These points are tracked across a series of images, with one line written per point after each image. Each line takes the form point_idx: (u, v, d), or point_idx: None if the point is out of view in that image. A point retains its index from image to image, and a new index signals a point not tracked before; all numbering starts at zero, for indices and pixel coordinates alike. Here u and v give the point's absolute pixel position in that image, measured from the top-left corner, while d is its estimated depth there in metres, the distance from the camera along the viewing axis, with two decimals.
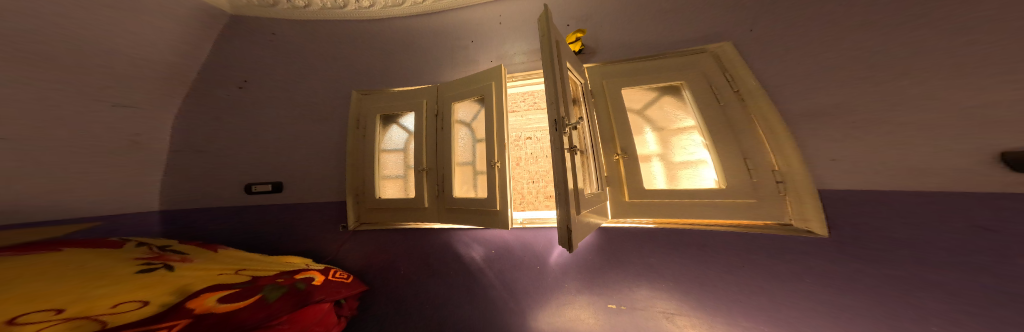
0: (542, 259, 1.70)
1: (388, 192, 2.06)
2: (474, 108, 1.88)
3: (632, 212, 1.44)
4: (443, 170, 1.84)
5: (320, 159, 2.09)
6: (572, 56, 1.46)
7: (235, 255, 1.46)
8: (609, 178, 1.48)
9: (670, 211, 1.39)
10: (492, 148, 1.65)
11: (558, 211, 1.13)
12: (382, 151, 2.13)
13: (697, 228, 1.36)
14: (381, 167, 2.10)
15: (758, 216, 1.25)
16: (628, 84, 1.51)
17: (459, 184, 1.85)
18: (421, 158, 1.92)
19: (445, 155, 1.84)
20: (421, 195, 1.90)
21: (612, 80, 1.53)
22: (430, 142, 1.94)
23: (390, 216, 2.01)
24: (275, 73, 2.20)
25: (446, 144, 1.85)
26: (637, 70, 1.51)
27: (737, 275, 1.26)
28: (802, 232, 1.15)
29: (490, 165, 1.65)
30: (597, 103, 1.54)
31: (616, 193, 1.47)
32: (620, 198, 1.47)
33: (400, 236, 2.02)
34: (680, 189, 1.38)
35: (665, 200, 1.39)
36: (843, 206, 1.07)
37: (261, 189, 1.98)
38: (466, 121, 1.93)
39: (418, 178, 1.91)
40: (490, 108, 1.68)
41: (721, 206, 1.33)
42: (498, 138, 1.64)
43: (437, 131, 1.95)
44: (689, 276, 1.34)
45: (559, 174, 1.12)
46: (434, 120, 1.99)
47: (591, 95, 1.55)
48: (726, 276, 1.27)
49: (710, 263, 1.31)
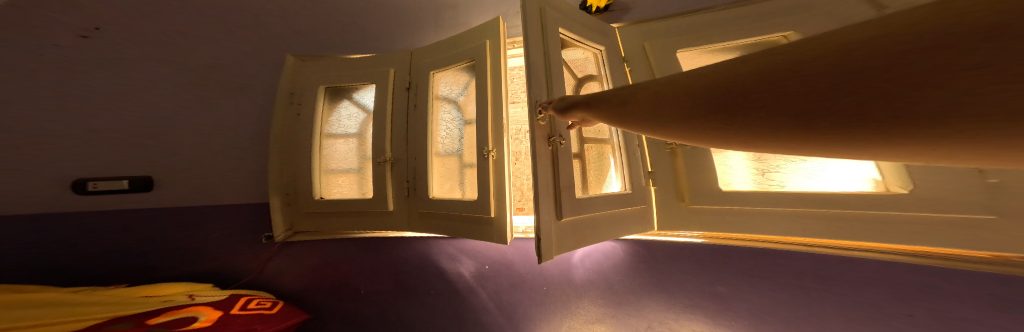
0: (549, 271, 1.35)
1: (335, 190, 1.51)
2: (460, 80, 1.41)
3: (653, 215, 1.25)
4: (415, 162, 1.35)
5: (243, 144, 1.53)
6: (587, 18, 1.21)
7: (63, 299, 0.94)
8: (649, 175, 1.23)
9: (716, 216, 1.15)
10: (481, 132, 1.23)
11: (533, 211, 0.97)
12: (326, 135, 1.57)
13: (735, 232, 1.15)
14: (323, 157, 1.54)
15: (827, 228, 1.04)
16: (675, 47, 1.17)
17: (439, 180, 1.37)
18: (379, 146, 1.40)
19: (418, 142, 1.35)
20: (382, 196, 1.39)
21: (654, 42, 1.20)
22: (397, 123, 1.43)
23: (336, 224, 1.48)
24: (161, 8, 1.49)
25: (420, 126, 1.36)
26: (685, 33, 1.18)
27: (898, 321, 0.89)
28: (1000, 266, 0.95)
29: (482, 156, 1.21)
30: (620, 78, 1.21)
31: (648, 195, 1.23)
32: (659, 198, 1.24)
33: (360, 248, 1.55)
34: (722, 193, 1.14)
35: (713, 204, 1.15)
36: (870, 210, 0.99)
37: (106, 187, 1.31)
38: (450, 97, 1.45)
39: (377, 171, 1.39)
40: (480, 77, 1.25)
41: (793, 214, 1.07)
42: (492, 116, 1.21)
43: (409, 108, 1.44)
44: (804, 317, 0.95)
45: (541, 172, 0.99)
46: (405, 94, 1.48)
47: (617, 68, 1.21)
48: (873, 323, 0.89)
49: (829, 300, 0.98)
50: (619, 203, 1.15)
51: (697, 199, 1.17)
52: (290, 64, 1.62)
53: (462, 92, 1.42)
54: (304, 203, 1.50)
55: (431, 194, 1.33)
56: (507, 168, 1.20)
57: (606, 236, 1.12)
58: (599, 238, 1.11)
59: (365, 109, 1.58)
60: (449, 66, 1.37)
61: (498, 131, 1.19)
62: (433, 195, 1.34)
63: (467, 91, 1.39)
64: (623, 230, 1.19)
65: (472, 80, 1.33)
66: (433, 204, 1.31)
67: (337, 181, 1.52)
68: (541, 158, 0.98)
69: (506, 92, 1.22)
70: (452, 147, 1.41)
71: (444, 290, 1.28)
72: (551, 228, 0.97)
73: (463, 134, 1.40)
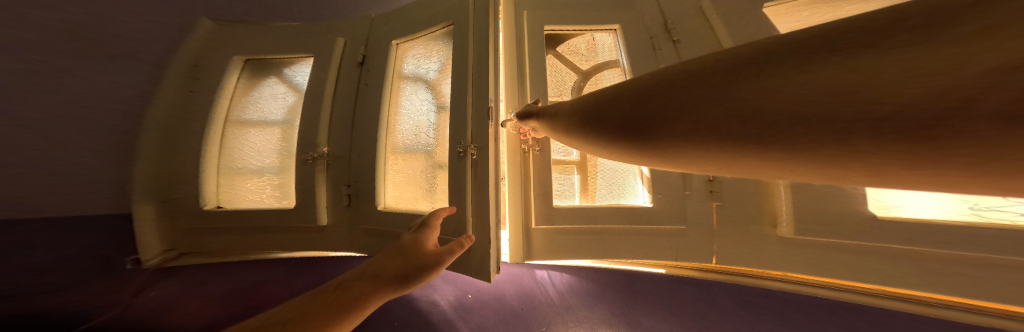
0: (551, 305, 0.96)
1: (247, 195, 1.19)
2: (431, 49, 1.03)
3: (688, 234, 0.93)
4: (361, 160, 0.98)
5: (62, 126, 0.92)
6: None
7: None
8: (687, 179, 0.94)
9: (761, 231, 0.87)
10: (457, 120, 0.87)
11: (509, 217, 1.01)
12: (236, 124, 1.23)
13: (801, 268, 0.82)
14: (230, 153, 1.20)
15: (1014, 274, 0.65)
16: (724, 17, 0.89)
17: (398, 187, 0.99)
18: (314, 138, 1.00)
19: (368, 135, 0.99)
20: (312, 209, 0.97)
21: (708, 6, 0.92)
22: (340, 108, 1.04)
23: (250, 239, 1.14)
24: None
25: (373, 112, 0.99)
26: None
27: None
28: None
29: (457, 154, 0.86)
30: (642, 60, 0.95)
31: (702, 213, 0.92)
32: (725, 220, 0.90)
33: (293, 268, 1.16)
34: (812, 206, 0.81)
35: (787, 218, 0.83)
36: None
37: None
38: (418, 74, 1.04)
39: (305, 172, 0.98)
40: (461, 46, 0.90)
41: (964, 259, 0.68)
42: (473, 97, 0.87)
43: (359, 88, 1.05)
44: None
45: (511, 178, 1.01)
46: (355, 69, 1.08)
47: (639, 48, 0.96)
48: None
49: None
50: (622, 217, 0.96)
51: (751, 218, 0.88)
52: (202, 29, 1.12)
53: (436, 67, 1.01)
54: (220, 213, 1.13)
55: (382, 204, 0.96)
56: (495, 170, 0.84)
57: (610, 254, 0.95)
58: (593, 253, 0.97)
59: (295, 89, 1.26)
60: (418, 31, 1.00)
61: (480, 118, 0.85)
62: (384, 206, 0.97)
63: (442, 67, 1.00)
64: (649, 249, 0.95)
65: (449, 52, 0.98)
66: (387, 220, 0.94)
67: (249, 185, 1.21)
68: (513, 167, 1.01)
69: (495, 66, 0.87)
70: (420, 141, 0.99)
71: (408, 317, 0.91)
72: (520, 235, 1.01)
73: (435, 123, 0.97)
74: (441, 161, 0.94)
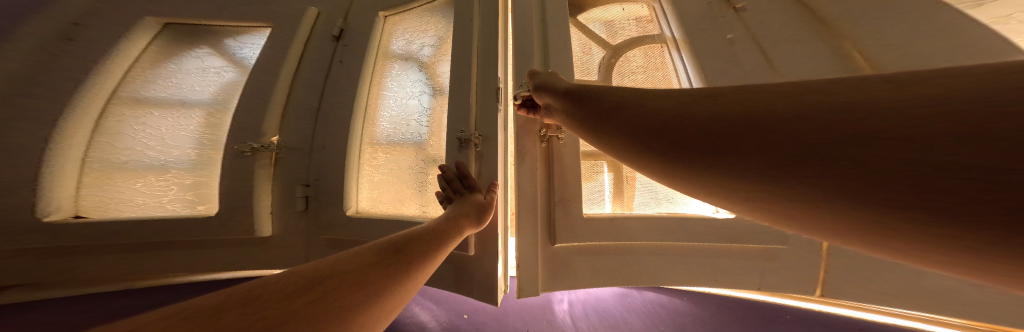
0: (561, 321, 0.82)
1: (139, 199, 0.85)
2: (424, 22, 0.85)
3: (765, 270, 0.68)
4: (325, 154, 0.74)
5: None
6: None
7: None
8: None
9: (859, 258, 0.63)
10: (457, 104, 0.70)
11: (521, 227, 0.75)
12: (128, 102, 0.90)
13: None
14: (109, 140, 0.85)
15: None
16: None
17: (379, 185, 0.78)
18: (263, 121, 0.74)
19: (339, 122, 0.76)
20: (249, 225, 0.69)
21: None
22: (303, 88, 0.80)
23: (148, 260, 0.82)
24: None
25: (347, 96, 0.78)
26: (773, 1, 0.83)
27: None
28: None
29: (459, 143, 0.68)
30: (698, 29, 0.79)
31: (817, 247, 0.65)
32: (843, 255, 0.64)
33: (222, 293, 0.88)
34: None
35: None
36: None
37: None
38: (409, 52, 0.85)
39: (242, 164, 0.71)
40: (465, 18, 0.74)
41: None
42: (478, 79, 0.71)
43: (327, 67, 0.82)
44: None
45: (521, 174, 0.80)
46: (326, 44, 0.84)
47: (697, 15, 0.80)
48: None
49: None
50: (685, 235, 0.71)
51: None
52: None
53: (433, 42, 0.83)
54: (82, 233, 0.76)
55: (353, 209, 0.74)
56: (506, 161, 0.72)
57: (647, 274, 0.75)
58: (627, 271, 0.76)
59: (237, 64, 0.98)
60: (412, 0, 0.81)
61: (488, 99, 0.68)
62: (356, 210, 0.75)
63: (440, 42, 0.82)
64: (727, 275, 0.71)
65: (449, 26, 0.81)
66: (358, 229, 0.71)
67: (141, 186, 0.86)
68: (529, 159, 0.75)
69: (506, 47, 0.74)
70: (412, 130, 0.79)
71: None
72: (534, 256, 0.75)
73: (430, 108, 0.78)
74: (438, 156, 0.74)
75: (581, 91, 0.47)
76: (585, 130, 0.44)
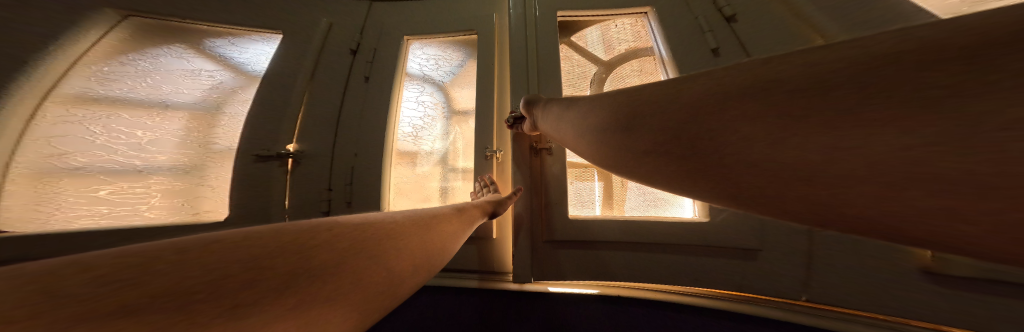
0: None
1: (103, 208, 0.77)
2: (439, 44, 0.84)
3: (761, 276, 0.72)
4: (361, 160, 0.78)
5: None
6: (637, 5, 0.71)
7: None
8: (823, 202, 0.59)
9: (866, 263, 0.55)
10: (480, 123, 0.74)
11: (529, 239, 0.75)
12: (67, 100, 0.80)
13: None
14: (47, 142, 0.77)
15: None
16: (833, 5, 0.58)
17: (404, 194, 0.80)
18: (285, 130, 0.80)
19: (371, 135, 0.79)
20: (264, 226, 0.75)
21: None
22: (317, 101, 0.83)
23: None
24: None
25: (373, 109, 0.81)
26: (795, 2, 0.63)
27: None
28: None
29: (484, 156, 0.74)
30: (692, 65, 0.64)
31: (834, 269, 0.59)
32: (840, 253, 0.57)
33: None
34: None
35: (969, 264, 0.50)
36: None
37: None
38: (428, 75, 0.84)
39: (259, 168, 0.77)
40: (487, 39, 0.76)
41: None
42: (498, 100, 0.75)
43: (347, 83, 0.85)
44: None
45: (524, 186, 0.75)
46: (348, 59, 0.87)
47: (687, 45, 0.65)
48: None
49: None
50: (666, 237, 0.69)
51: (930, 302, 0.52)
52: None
53: (455, 70, 0.82)
54: (70, 241, 0.74)
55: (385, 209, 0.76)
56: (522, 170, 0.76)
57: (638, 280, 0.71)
58: (622, 269, 0.72)
59: (234, 69, 0.94)
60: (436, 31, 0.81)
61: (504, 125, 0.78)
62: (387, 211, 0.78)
63: (463, 67, 0.80)
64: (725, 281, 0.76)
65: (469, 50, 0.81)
66: None
67: (107, 193, 0.78)
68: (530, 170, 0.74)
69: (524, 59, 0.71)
70: (434, 143, 0.80)
71: None
72: (539, 264, 0.75)
73: (448, 127, 0.80)
74: (464, 166, 0.77)
75: (554, 102, 0.50)
76: (562, 138, 0.41)
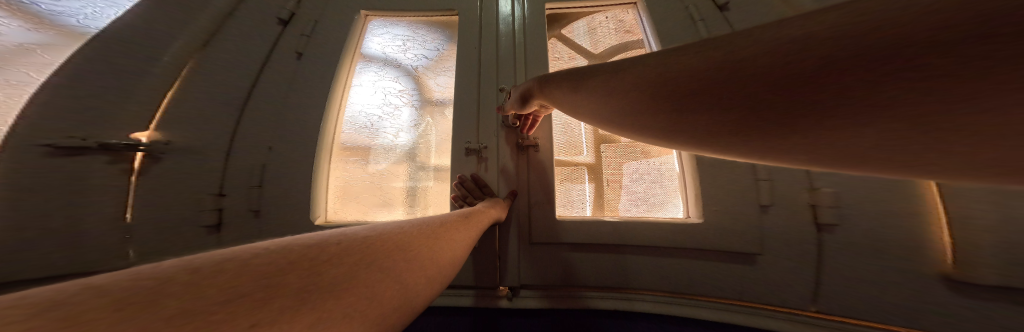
0: None
1: None
2: (410, 27, 0.73)
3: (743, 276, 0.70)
4: (279, 162, 0.56)
5: None
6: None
7: None
8: (768, 189, 0.55)
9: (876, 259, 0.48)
10: (461, 111, 0.64)
11: (519, 245, 0.63)
12: None
13: None
14: None
15: None
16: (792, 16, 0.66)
17: (352, 200, 0.61)
18: (133, 112, 0.53)
19: (301, 124, 0.59)
20: (80, 258, 0.48)
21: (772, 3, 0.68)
22: (208, 76, 0.59)
23: None
24: None
25: (304, 91, 0.61)
26: None
27: None
28: None
29: (467, 148, 0.63)
30: None
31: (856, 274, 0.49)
32: (852, 240, 0.49)
33: None
34: None
35: None
36: None
37: None
38: (391, 58, 0.71)
39: (64, 167, 0.48)
40: (470, 27, 0.70)
41: None
42: (481, 85, 0.66)
43: (268, 58, 0.63)
44: None
45: (506, 182, 0.64)
46: (275, 28, 0.66)
47: (680, 31, 0.65)
48: None
49: None
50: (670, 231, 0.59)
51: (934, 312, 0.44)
52: None
53: (428, 55, 0.71)
54: None
55: (319, 218, 0.57)
56: (507, 168, 0.64)
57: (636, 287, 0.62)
58: (613, 275, 0.63)
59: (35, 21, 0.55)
60: (406, 11, 0.72)
61: (489, 111, 0.65)
62: (325, 219, 0.58)
63: (438, 54, 0.71)
64: None
65: (449, 35, 0.73)
66: None
67: None
68: (519, 167, 0.65)
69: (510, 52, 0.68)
70: (396, 136, 0.65)
71: None
72: (529, 275, 0.63)
73: (418, 118, 0.67)
74: (438, 164, 0.64)
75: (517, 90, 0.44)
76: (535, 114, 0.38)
